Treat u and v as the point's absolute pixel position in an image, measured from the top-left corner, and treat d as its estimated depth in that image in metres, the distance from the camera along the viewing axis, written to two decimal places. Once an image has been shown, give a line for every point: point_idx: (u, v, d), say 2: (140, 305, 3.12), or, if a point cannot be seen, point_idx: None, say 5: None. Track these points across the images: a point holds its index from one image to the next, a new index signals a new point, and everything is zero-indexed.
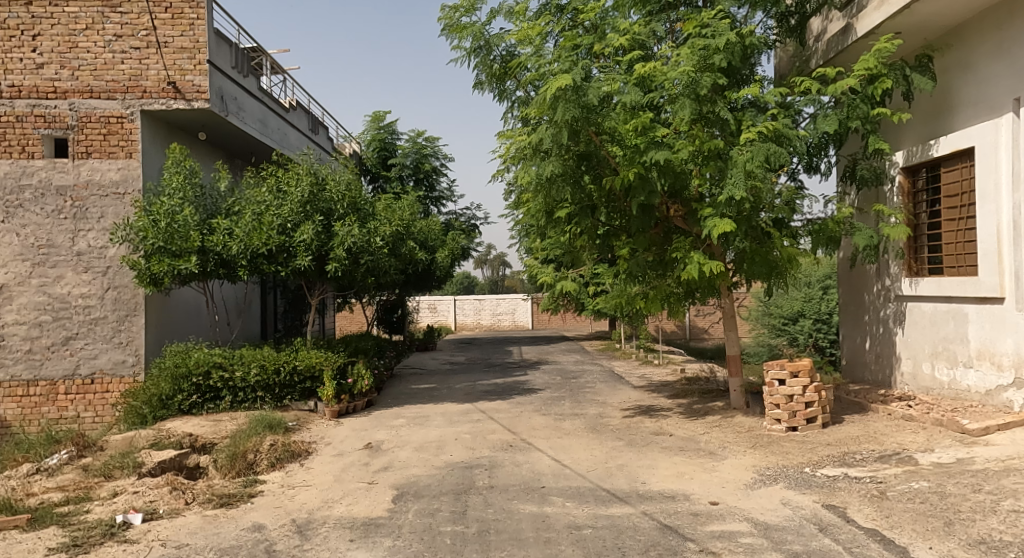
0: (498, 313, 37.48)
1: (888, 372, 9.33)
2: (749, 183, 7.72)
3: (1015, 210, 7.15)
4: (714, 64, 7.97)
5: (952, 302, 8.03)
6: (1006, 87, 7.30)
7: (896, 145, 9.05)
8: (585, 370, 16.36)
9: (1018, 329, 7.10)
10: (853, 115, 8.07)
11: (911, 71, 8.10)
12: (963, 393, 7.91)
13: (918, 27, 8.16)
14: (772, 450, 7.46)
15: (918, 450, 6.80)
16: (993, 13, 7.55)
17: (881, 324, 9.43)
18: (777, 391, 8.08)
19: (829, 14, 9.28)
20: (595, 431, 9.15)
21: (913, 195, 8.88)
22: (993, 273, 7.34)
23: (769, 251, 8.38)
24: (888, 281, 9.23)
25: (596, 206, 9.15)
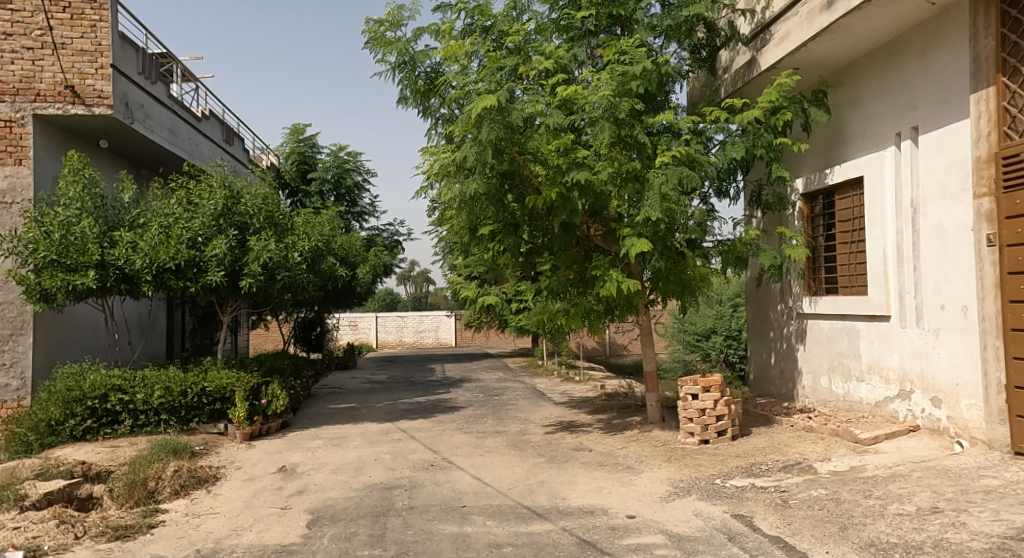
0: (420, 330, 37.26)
1: (790, 386, 9.88)
2: (664, 206, 8.04)
3: (898, 235, 7.63)
4: (632, 89, 8.29)
5: (846, 319, 8.58)
6: (888, 122, 7.81)
7: (796, 172, 9.64)
8: (507, 387, 16.52)
9: (902, 345, 7.58)
10: (758, 143, 8.57)
11: (809, 105, 8.68)
12: (856, 404, 8.43)
13: (814, 65, 8.72)
14: (686, 463, 7.78)
15: (817, 459, 7.23)
16: (876, 56, 8.05)
17: (784, 340, 9.98)
18: (690, 405, 8.41)
19: (736, 47, 9.82)
20: (517, 449, 9.27)
21: (811, 219, 9.49)
22: (880, 292, 7.79)
23: (683, 270, 8.75)
24: (790, 301, 9.79)
25: (519, 224, 9.37)
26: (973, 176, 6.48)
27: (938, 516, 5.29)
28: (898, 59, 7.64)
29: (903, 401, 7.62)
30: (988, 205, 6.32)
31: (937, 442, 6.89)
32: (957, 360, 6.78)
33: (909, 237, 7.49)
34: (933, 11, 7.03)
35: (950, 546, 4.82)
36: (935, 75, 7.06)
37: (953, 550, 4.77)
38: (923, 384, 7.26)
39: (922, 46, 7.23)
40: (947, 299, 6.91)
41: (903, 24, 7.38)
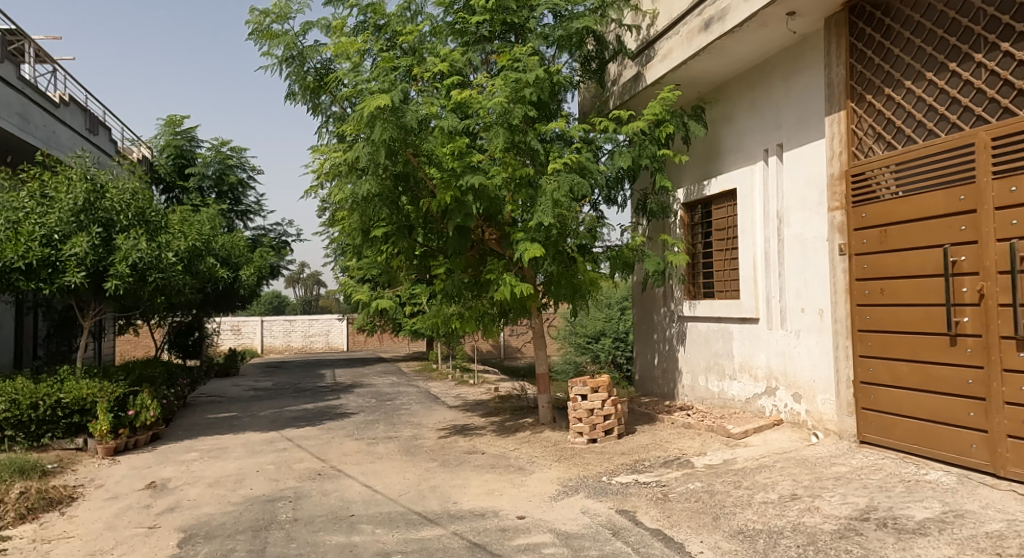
0: (309, 334, 36.28)
1: (672, 386, 10.40)
2: (556, 211, 8.27)
3: (766, 244, 8.21)
4: (525, 96, 8.48)
5: (721, 322, 9.14)
6: (757, 139, 8.40)
7: (678, 182, 10.17)
8: (400, 391, 16.39)
9: (768, 346, 8.16)
10: (643, 154, 8.98)
11: (689, 120, 9.18)
12: (729, 401, 8.99)
13: (694, 82, 9.22)
14: (575, 462, 8.04)
15: (694, 454, 7.66)
16: (747, 77, 8.63)
17: (666, 342, 10.49)
18: (580, 405, 8.69)
19: (623, 61, 10.23)
20: (409, 454, 9.26)
21: (691, 227, 10.04)
22: (750, 297, 8.37)
23: (574, 274, 9.00)
24: (672, 305, 10.30)
25: (413, 226, 9.37)
26: (829, 191, 7.08)
27: (797, 502, 5.76)
28: (767, 81, 8.19)
29: (769, 398, 8.21)
30: (841, 217, 6.94)
31: (797, 434, 7.49)
32: (815, 358, 7.39)
33: (775, 246, 8.07)
34: (796, 39, 7.63)
35: (806, 529, 5.27)
36: (796, 97, 7.66)
37: (808, 532, 5.21)
38: (786, 381, 7.84)
39: (786, 70, 7.81)
40: (807, 303, 7.50)
41: (772, 50, 7.95)
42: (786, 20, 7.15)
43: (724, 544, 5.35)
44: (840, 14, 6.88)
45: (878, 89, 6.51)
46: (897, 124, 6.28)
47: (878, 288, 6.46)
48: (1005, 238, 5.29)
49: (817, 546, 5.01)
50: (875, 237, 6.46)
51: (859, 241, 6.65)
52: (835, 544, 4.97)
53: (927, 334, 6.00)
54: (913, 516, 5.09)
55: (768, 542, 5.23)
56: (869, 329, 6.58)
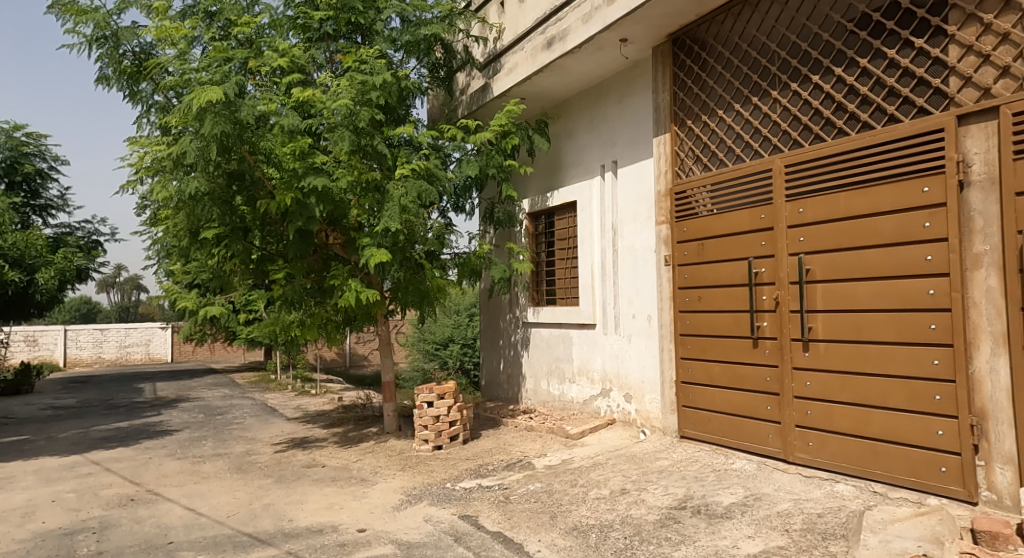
0: (126, 345, 33.48)
1: (516, 390, 10.69)
2: (403, 217, 8.24)
3: (602, 254, 8.69)
4: (372, 99, 8.40)
5: (562, 328, 9.52)
6: (594, 154, 8.87)
7: (523, 193, 10.49)
8: (233, 405, 15.52)
9: (603, 350, 8.63)
10: (490, 164, 9.17)
11: (534, 133, 9.48)
12: (569, 403, 9.39)
13: (538, 96, 9.53)
14: (419, 470, 8.04)
15: (535, 455, 7.92)
16: (586, 95, 9.07)
17: (511, 348, 10.77)
18: (426, 412, 8.70)
19: (471, 72, 10.40)
20: (241, 472, 8.81)
21: (535, 237, 10.40)
22: (588, 303, 8.81)
23: (422, 281, 9.05)
24: (518, 311, 10.60)
25: (248, 228, 8.94)
26: (655, 206, 7.62)
27: (626, 496, 6.15)
28: (603, 100, 8.66)
29: (603, 399, 8.66)
30: (666, 231, 7.49)
31: (627, 432, 7.98)
32: (643, 362, 7.90)
33: (611, 256, 8.56)
34: (627, 64, 8.12)
35: (633, 521, 5.64)
36: (628, 118, 8.21)
37: (634, 524, 5.58)
38: (619, 383, 8.32)
39: (620, 92, 8.32)
40: (637, 309, 8.01)
41: (608, 73, 8.45)
42: (619, 45, 7.58)
43: (560, 541, 5.59)
44: (665, 46, 7.43)
45: (697, 115, 7.13)
46: (712, 148, 6.90)
47: (696, 296, 7.05)
48: (795, 252, 6.00)
49: (642, 535, 5.38)
50: (694, 249, 7.07)
51: (682, 253, 7.23)
52: (657, 532, 5.36)
53: (735, 337, 6.63)
54: (722, 502, 5.63)
55: (599, 535, 5.54)
56: (689, 334, 7.16)
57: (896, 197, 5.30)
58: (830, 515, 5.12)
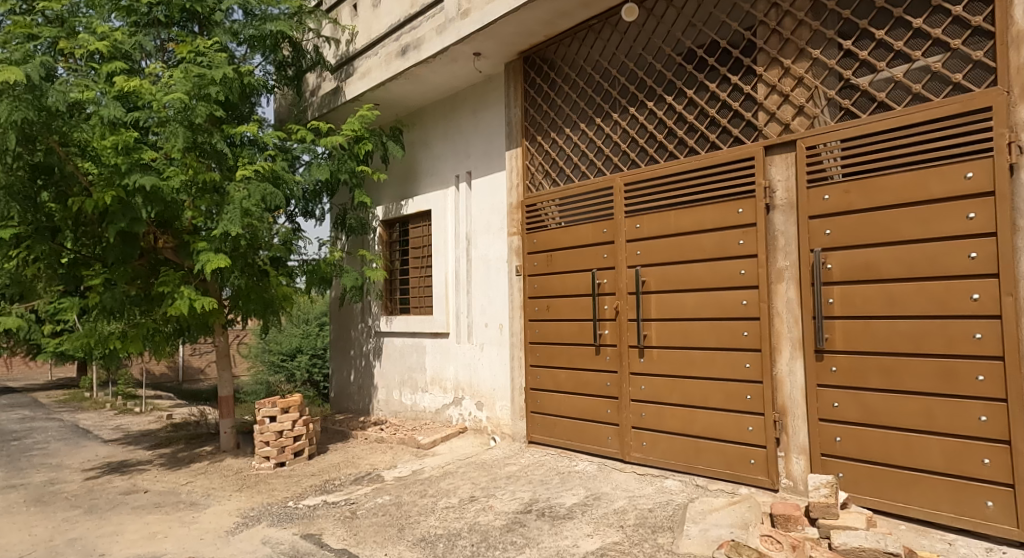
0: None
1: (367, 401, 10.45)
2: (245, 220, 7.83)
3: (456, 263, 8.76)
4: (210, 94, 7.89)
5: (415, 337, 9.45)
6: (448, 164, 8.92)
7: (377, 200, 10.30)
8: (38, 428, 13.92)
9: (456, 359, 8.66)
10: (342, 168, 8.91)
11: (387, 139, 9.31)
12: (421, 413, 9.32)
13: (392, 103, 9.33)
14: (258, 490, 7.64)
15: (385, 467, 7.78)
16: (440, 104, 9.05)
17: (363, 358, 10.53)
18: (267, 428, 8.28)
19: (322, 73, 10.04)
20: (42, 504, 7.92)
21: (389, 245, 10.28)
22: (442, 312, 8.83)
23: (266, 288, 8.58)
24: (370, 320, 10.39)
25: (59, 229, 8.06)
26: (507, 218, 7.79)
27: (474, 504, 6.22)
28: (458, 111, 8.74)
29: (456, 407, 8.66)
30: (518, 242, 7.67)
31: (478, 439, 8.06)
32: (495, 370, 8.03)
33: (465, 265, 8.63)
34: (481, 78, 8.30)
35: (480, 528, 5.71)
36: (482, 130, 8.34)
37: (481, 531, 5.65)
38: (471, 391, 8.39)
39: (475, 104, 8.44)
40: (489, 318, 8.10)
41: (462, 84, 8.54)
42: (472, 58, 7.67)
43: (407, 553, 5.53)
44: (516, 62, 7.62)
45: (547, 131, 7.41)
46: (560, 164, 7.22)
47: (545, 306, 7.30)
48: (633, 265, 6.38)
49: (488, 541, 5.45)
50: (544, 260, 7.31)
51: (532, 263, 7.45)
52: (503, 538, 5.46)
53: (580, 344, 6.92)
54: (564, 504, 5.87)
55: (446, 544, 5.55)
56: (538, 342, 7.39)
57: (716, 216, 5.78)
58: (659, 510, 5.52)
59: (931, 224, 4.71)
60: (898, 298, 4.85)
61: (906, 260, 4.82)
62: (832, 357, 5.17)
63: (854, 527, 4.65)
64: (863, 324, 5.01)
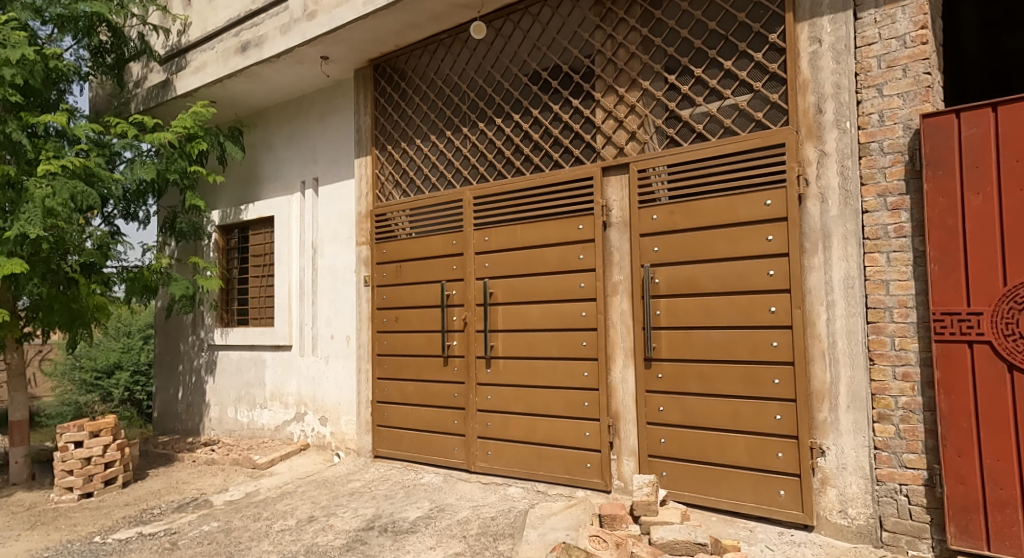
0: None
1: (197, 420, 9.63)
2: (49, 221, 6.97)
3: (301, 272, 8.27)
4: (5, 78, 7.08)
5: (255, 350, 8.80)
6: (293, 169, 8.48)
7: (212, 204, 9.53)
8: None
9: (300, 373, 8.20)
10: (171, 168, 8.20)
11: (225, 139, 8.69)
12: (258, 430, 8.73)
13: (231, 101, 8.74)
14: (57, 525, 6.75)
15: (214, 492, 7.23)
16: (285, 107, 8.65)
17: (193, 374, 9.69)
18: (71, 455, 7.37)
19: (149, 64, 9.08)
20: None
21: (226, 252, 9.52)
22: (284, 324, 8.30)
23: (74, 298, 7.69)
24: (202, 333, 9.55)
25: None
26: (356, 227, 7.64)
27: (313, 524, 5.98)
28: (304, 115, 8.41)
29: (298, 423, 8.21)
30: (366, 252, 7.54)
31: (320, 456, 7.74)
32: (340, 384, 7.75)
33: (311, 275, 8.22)
34: (329, 83, 8.07)
35: (318, 549, 5.50)
36: (330, 136, 8.06)
37: (319, 552, 5.44)
38: (314, 406, 8.00)
39: (322, 110, 8.18)
40: (336, 329, 7.83)
41: (308, 87, 8.23)
42: (319, 62, 7.47)
43: None
44: (366, 70, 7.56)
45: (397, 141, 7.38)
46: (410, 176, 7.23)
47: (393, 317, 7.23)
48: (480, 277, 6.54)
49: None
50: (393, 271, 7.24)
51: (381, 274, 7.36)
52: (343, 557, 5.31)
53: (428, 356, 6.93)
54: (408, 517, 5.83)
55: None
56: (386, 353, 7.29)
57: (558, 232, 6.06)
58: (501, 517, 5.66)
59: (738, 245, 5.21)
60: (712, 311, 5.32)
61: (719, 276, 5.29)
62: (658, 365, 5.56)
63: (672, 521, 5.08)
64: (683, 334, 5.45)
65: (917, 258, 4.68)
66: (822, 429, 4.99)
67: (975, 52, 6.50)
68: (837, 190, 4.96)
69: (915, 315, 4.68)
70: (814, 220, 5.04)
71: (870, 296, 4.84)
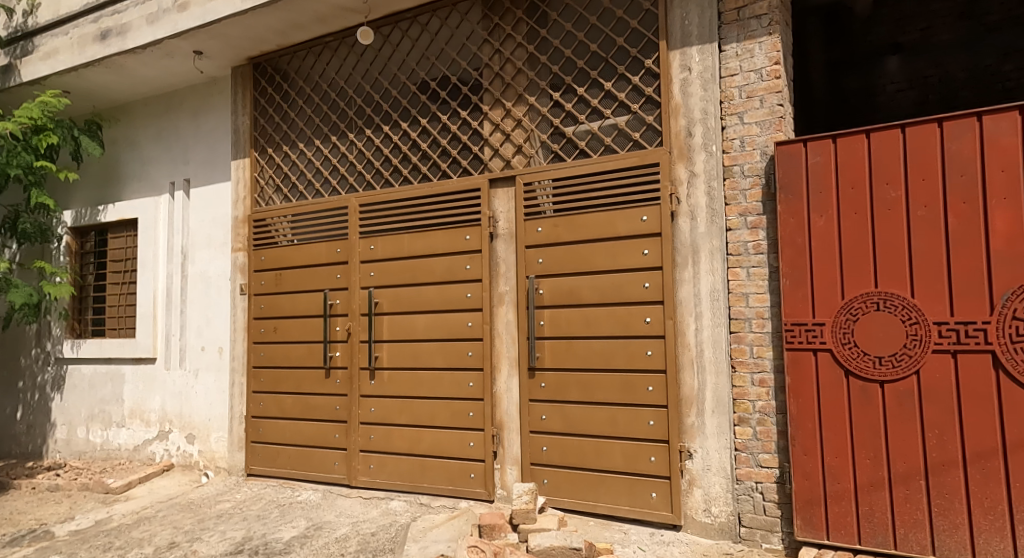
0: None
1: (39, 442, 8.63)
2: None
3: (168, 279, 7.68)
4: None
5: (111, 364, 8.05)
6: (159, 169, 7.88)
7: (64, 204, 8.66)
8: None
9: (164, 388, 7.59)
10: (13, 162, 7.37)
11: (79, 133, 7.92)
12: (113, 452, 7.96)
13: (88, 93, 8.02)
14: None
15: (57, 521, 6.51)
16: (151, 102, 8.05)
17: (35, 391, 8.70)
18: None
19: None
20: None
21: (80, 256, 8.61)
22: (147, 335, 7.64)
23: None
24: (48, 345, 8.58)
25: None
26: (231, 232, 7.25)
27: (174, 550, 5.55)
28: (173, 111, 7.86)
29: (160, 442, 7.60)
30: (243, 258, 7.17)
31: (186, 477, 7.21)
32: (210, 398, 7.28)
33: (179, 283, 7.66)
34: (204, 79, 7.61)
35: None
36: (204, 135, 7.59)
37: None
38: (180, 423, 7.45)
39: (195, 107, 7.69)
40: (207, 341, 7.35)
41: (179, 83, 7.72)
42: (192, 57, 7.03)
43: None
44: (245, 68, 7.23)
45: (278, 144, 7.10)
46: (292, 181, 6.96)
47: (272, 327, 6.92)
48: (366, 286, 6.42)
49: None
50: (271, 279, 6.94)
51: (258, 282, 7.03)
52: None
53: (307, 368, 6.70)
54: (282, 538, 5.56)
55: None
56: (262, 366, 6.95)
57: (445, 242, 6.08)
58: (381, 532, 5.54)
59: (617, 258, 5.45)
60: (593, 321, 5.52)
61: (599, 287, 5.51)
62: (541, 374, 5.69)
63: (548, 528, 5.15)
64: (566, 344, 5.61)
65: (772, 273, 5.06)
66: (690, 432, 5.26)
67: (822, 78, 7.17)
68: (704, 208, 5.25)
69: (770, 326, 5.05)
70: (684, 236, 5.31)
71: (732, 308, 5.16)
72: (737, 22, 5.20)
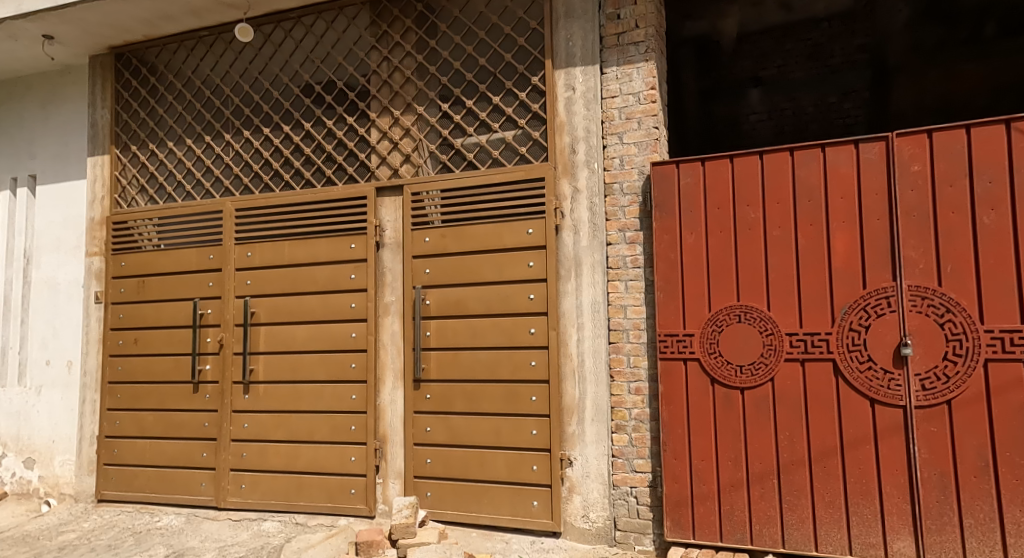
0: None
1: None
2: None
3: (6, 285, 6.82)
4: None
5: None
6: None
7: None
8: None
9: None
10: None
11: None
12: None
13: None
14: None
15: None
16: None
17: None
18: None
19: None
20: None
21: None
22: None
23: None
24: None
25: None
26: (86, 235, 6.64)
27: None
28: (18, 100, 7.08)
29: None
30: (99, 264, 6.58)
31: (23, 506, 6.46)
32: (55, 417, 6.59)
33: (20, 290, 6.88)
34: (56, 67, 6.92)
35: None
36: (54, 128, 6.89)
37: None
38: (18, 446, 6.67)
39: (45, 96, 6.95)
40: (53, 354, 6.65)
41: (25, 68, 6.95)
42: (41, 41, 6.37)
43: None
44: (106, 57, 6.67)
45: (144, 141, 6.60)
46: (160, 181, 6.52)
47: (132, 339, 6.37)
48: (241, 295, 6.10)
49: None
50: (134, 286, 6.41)
51: (117, 290, 6.47)
52: None
53: (171, 383, 6.24)
54: None
55: None
56: (119, 381, 6.38)
57: (328, 250, 5.90)
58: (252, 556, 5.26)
59: (503, 269, 5.53)
60: (479, 333, 5.56)
61: (485, 299, 5.55)
62: (427, 386, 5.65)
63: (428, 541, 5.16)
64: (451, 355, 5.61)
65: (647, 286, 5.33)
66: (570, 441, 5.40)
67: (693, 107, 7.78)
68: (586, 223, 5.45)
69: (645, 336, 5.31)
70: (567, 249, 5.49)
71: (611, 319, 5.37)
72: (617, 47, 5.44)
